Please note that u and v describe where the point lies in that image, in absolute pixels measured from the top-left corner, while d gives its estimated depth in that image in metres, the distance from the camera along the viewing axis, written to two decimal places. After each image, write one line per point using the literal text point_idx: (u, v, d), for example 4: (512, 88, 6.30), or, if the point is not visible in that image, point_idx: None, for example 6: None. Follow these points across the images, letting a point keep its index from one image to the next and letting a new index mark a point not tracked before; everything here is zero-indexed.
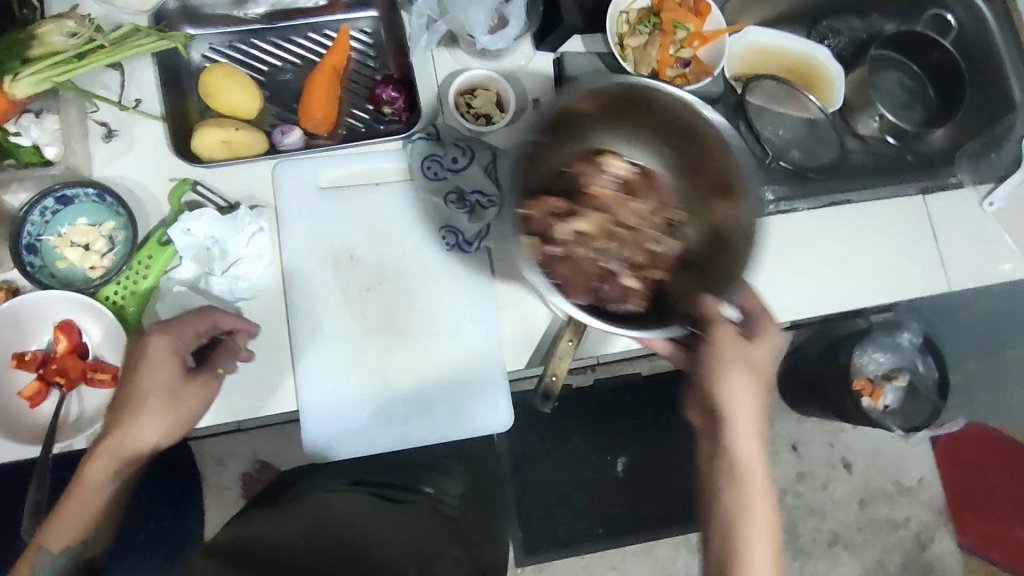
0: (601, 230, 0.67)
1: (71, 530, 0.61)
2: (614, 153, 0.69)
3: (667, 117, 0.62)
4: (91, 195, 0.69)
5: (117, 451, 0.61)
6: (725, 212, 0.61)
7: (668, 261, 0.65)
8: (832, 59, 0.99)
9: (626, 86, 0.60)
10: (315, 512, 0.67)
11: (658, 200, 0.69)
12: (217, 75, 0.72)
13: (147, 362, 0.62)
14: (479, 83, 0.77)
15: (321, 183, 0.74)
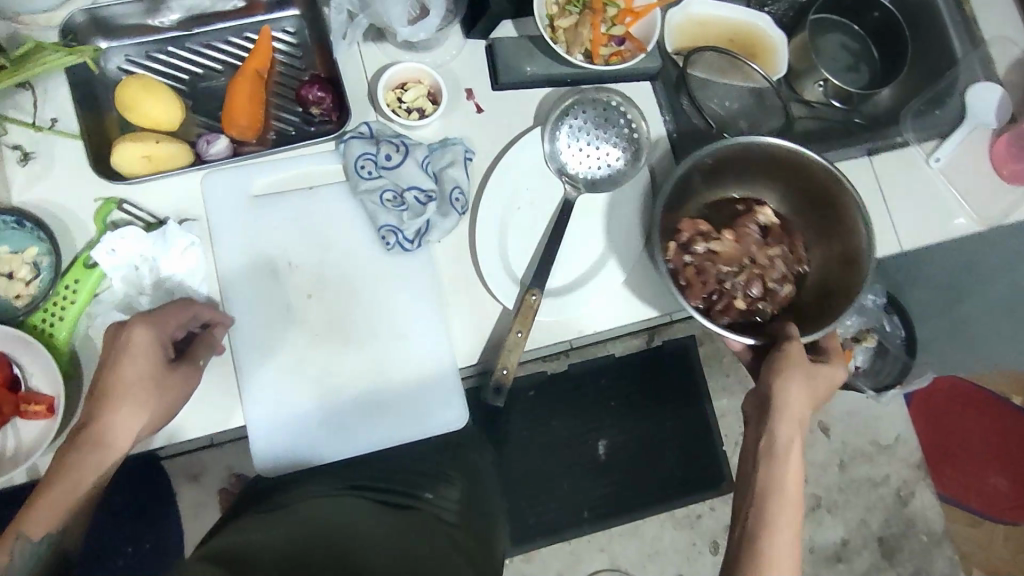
0: (733, 256, 0.79)
1: (47, 520, 0.58)
2: (762, 203, 0.83)
3: (821, 188, 0.77)
4: (9, 222, 0.66)
5: (99, 440, 0.59)
6: (847, 275, 0.76)
7: (778, 299, 0.79)
8: (774, 28, 0.97)
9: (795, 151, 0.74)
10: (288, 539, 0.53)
11: (792, 246, 0.81)
12: (133, 87, 0.68)
13: (127, 351, 0.61)
14: (410, 77, 0.76)
15: (253, 192, 0.72)
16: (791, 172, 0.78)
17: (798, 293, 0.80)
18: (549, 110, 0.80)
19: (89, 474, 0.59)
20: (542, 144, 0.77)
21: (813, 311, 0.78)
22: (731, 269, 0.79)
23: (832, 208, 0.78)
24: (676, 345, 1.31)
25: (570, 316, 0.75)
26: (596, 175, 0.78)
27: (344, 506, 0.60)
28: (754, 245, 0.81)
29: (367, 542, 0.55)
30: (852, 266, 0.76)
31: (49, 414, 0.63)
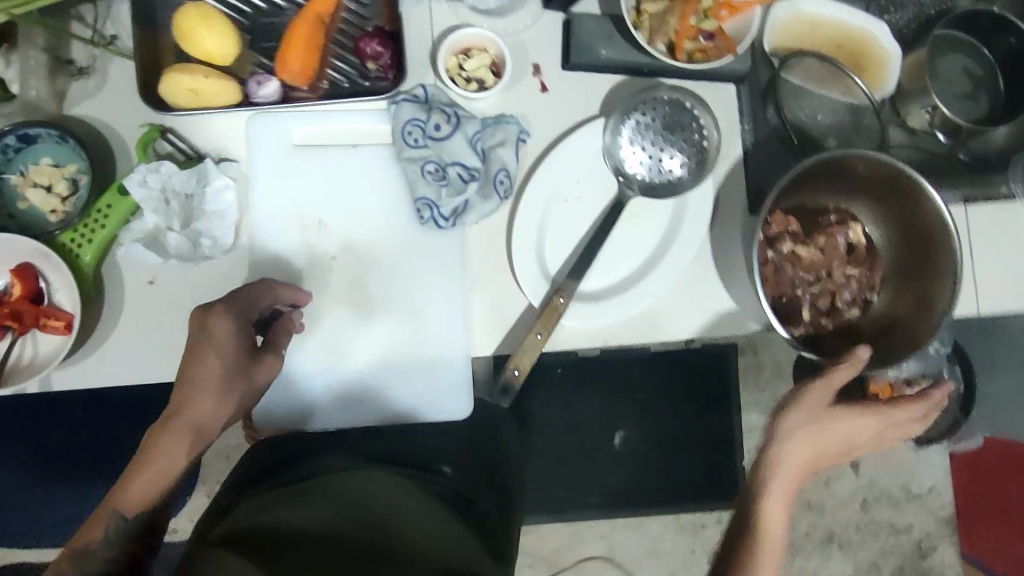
0: (813, 265, 0.74)
1: (139, 500, 0.58)
2: (858, 218, 0.76)
3: (927, 228, 0.69)
4: (54, 136, 0.65)
5: (191, 423, 0.60)
6: (917, 323, 0.70)
7: (839, 323, 0.74)
8: (891, 38, 0.87)
9: (913, 179, 0.67)
10: (319, 522, 0.54)
11: (872, 274, 0.75)
12: (191, 18, 0.66)
13: (213, 343, 0.61)
14: (476, 43, 0.71)
15: (295, 140, 0.70)
16: (896, 197, 0.71)
17: (860, 320, 0.75)
18: (617, 101, 0.74)
19: (182, 454, 0.60)
20: (602, 136, 0.72)
21: (873, 346, 0.72)
22: (806, 277, 0.74)
23: (927, 250, 0.71)
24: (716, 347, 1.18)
25: (598, 323, 0.71)
26: (655, 180, 0.73)
27: (367, 483, 0.62)
28: (836, 259, 0.75)
29: (396, 522, 0.57)
30: (923, 317, 0.70)
31: (66, 331, 0.65)
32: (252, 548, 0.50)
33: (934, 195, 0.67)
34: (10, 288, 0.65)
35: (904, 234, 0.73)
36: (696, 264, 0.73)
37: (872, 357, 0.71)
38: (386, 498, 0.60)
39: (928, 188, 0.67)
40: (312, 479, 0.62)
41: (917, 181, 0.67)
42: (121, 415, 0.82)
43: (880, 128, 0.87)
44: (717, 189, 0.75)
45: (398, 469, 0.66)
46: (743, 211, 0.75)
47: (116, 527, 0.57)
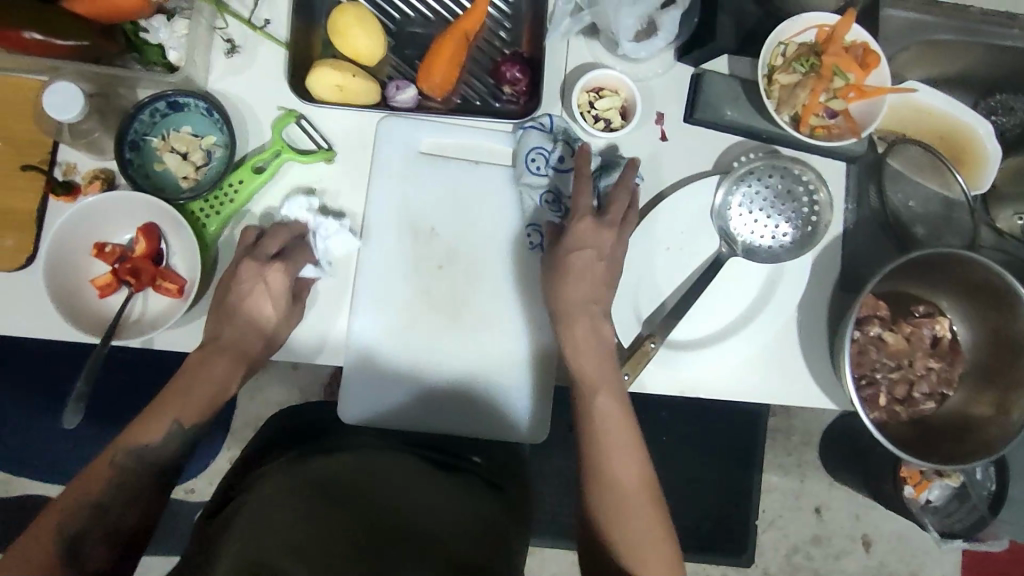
0: (896, 351, 0.76)
1: (197, 406, 0.62)
2: (945, 313, 0.77)
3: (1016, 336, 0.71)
4: (200, 107, 0.68)
5: (243, 348, 0.65)
6: (993, 425, 0.71)
7: (914, 413, 0.76)
8: (993, 138, 0.85)
9: (1010, 287, 0.68)
10: (336, 476, 0.62)
11: (951, 370, 0.76)
12: (348, 17, 0.69)
13: (264, 284, 0.65)
14: (609, 84, 0.73)
15: (421, 149, 0.72)
16: (987, 302, 0.72)
17: (934, 414, 0.76)
18: (732, 160, 0.76)
19: (232, 375, 0.64)
20: (714, 193, 0.73)
21: (944, 441, 0.73)
22: (887, 362, 0.76)
23: (1012, 360, 0.71)
24: (749, 407, 1.15)
25: (680, 372, 0.73)
26: (756, 243, 0.74)
27: (389, 456, 0.68)
28: (919, 350, 0.77)
29: (410, 490, 0.63)
30: (1000, 421, 0.70)
31: (178, 294, 0.67)
32: (285, 494, 0.58)
33: None
34: (132, 244, 0.68)
35: (990, 337, 0.74)
36: (785, 332, 0.75)
37: (941, 451, 0.72)
38: (406, 472, 0.66)
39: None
40: (338, 446, 0.68)
41: (1013, 289, 0.68)
42: None
43: (972, 226, 0.84)
44: (814, 262, 0.75)
45: (424, 453, 0.72)
46: (835, 287, 0.75)
47: (173, 427, 0.61)
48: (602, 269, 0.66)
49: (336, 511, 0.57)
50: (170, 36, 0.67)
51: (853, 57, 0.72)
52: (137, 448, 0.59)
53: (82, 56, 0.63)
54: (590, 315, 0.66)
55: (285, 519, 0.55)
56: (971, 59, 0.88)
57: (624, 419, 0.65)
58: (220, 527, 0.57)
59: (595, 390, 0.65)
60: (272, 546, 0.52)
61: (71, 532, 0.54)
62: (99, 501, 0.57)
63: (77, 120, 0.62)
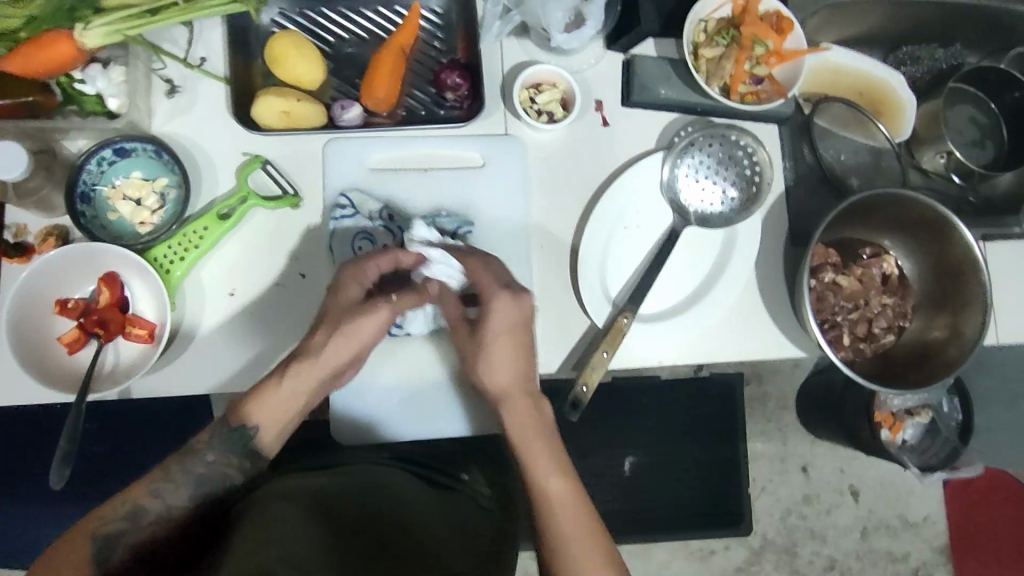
0: (852, 293, 0.80)
1: (266, 416, 0.61)
2: (889, 253, 0.82)
3: (957, 262, 0.75)
4: (149, 151, 0.69)
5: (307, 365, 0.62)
6: (949, 348, 0.75)
7: (877, 347, 0.80)
8: (906, 86, 0.91)
9: (944, 217, 0.73)
10: (329, 490, 0.62)
11: (904, 303, 0.80)
12: (285, 43, 0.70)
13: (339, 286, 0.65)
14: (546, 78, 0.76)
15: (371, 164, 0.73)
16: (926, 235, 0.77)
17: (895, 346, 0.80)
18: (673, 136, 0.79)
19: (296, 395, 0.62)
20: (660, 169, 0.77)
21: (908, 368, 0.77)
22: (845, 305, 0.80)
23: (957, 283, 0.76)
24: (722, 379, 1.19)
25: (654, 343, 0.75)
26: (708, 210, 0.77)
27: (382, 473, 0.68)
28: (873, 288, 0.81)
29: (409, 507, 0.64)
30: (955, 343, 0.75)
31: (150, 339, 0.67)
32: (292, 504, 0.57)
33: (963, 233, 0.73)
34: (96, 296, 0.67)
35: (933, 267, 0.79)
36: (744, 294, 0.78)
37: (905, 380, 0.76)
38: (404, 489, 0.67)
39: (956, 224, 0.73)
40: (341, 464, 0.68)
41: (947, 218, 0.73)
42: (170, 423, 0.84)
43: (900, 170, 0.90)
44: (763, 219, 0.79)
45: (417, 471, 0.73)
46: (787, 242, 0.79)
47: (221, 436, 0.60)
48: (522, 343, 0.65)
49: (342, 524, 0.57)
50: (108, 84, 0.66)
51: (769, 25, 0.76)
52: (189, 460, 0.58)
53: (21, 112, 0.64)
54: (529, 396, 0.65)
55: (298, 529, 0.54)
56: (874, 18, 0.94)
57: (579, 504, 0.60)
58: (221, 533, 0.55)
59: (546, 478, 0.61)
60: (284, 545, 0.51)
61: (110, 528, 0.53)
62: (139, 503, 0.55)
63: (26, 176, 0.62)
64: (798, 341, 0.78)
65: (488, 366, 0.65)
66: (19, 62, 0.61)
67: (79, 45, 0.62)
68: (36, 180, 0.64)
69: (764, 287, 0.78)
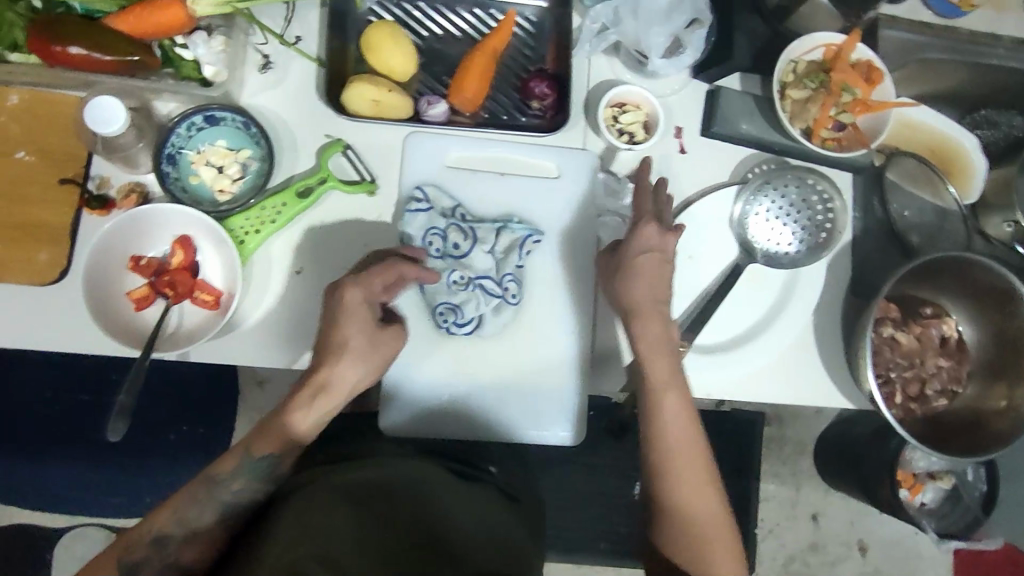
0: (909, 351, 0.80)
1: (271, 441, 0.60)
2: (951, 315, 0.81)
3: (1020, 335, 0.75)
4: (238, 122, 0.69)
5: (321, 385, 0.61)
6: (1003, 420, 0.74)
7: (928, 410, 0.79)
8: (979, 152, 0.90)
9: (1013, 288, 0.73)
10: (366, 482, 0.61)
11: (960, 367, 0.80)
12: (381, 33, 0.71)
13: (344, 310, 0.61)
14: (629, 99, 0.76)
15: (449, 161, 0.74)
16: (992, 303, 0.76)
17: (946, 411, 0.80)
18: (748, 171, 0.79)
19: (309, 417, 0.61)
20: (732, 205, 0.77)
21: (958, 436, 0.77)
22: (901, 362, 0.80)
23: (1018, 356, 0.75)
24: (744, 415, 1.15)
25: (706, 376, 0.75)
26: (775, 250, 0.77)
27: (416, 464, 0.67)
28: (930, 349, 0.80)
29: (444, 494, 0.64)
30: (1008, 415, 0.74)
31: (215, 306, 0.68)
32: (324, 497, 0.57)
33: None
34: (168, 257, 0.69)
35: (995, 335, 0.78)
36: (802, 338, 0.77)
37: (954, 446, 0.76)
38: (438, 476, 0.67)
39: None
40: (363, 454, 0.68)
41: (1017, 290, 0.72)
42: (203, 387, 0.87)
43: (965, 233, 0.87)
44: (828, 266, 0.79)
45: (444, 460, 0.72)
46: (849, 292, 0.79)
47: (244, 462, 0.59)
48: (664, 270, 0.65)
49: (375, 518, 0.57)
50: (207, 52, 0.67)
51: (859, 73, 0.76)
52: (210, 487, 0.58)
53: (126, 68, 0.65)
54: (664, 315, 0.64)
55: (339, 531, 0.54)
56: (957, 77, 0.93)
57: (689, 419, 0.63)
58: (253, 532, 0.56)
59: (663, 393, 0.63)
60: (320, 548, 0.52)
61: (135, 556, 0.56)
62: (161, 530, 0.57)
63: (123, 133, 0.63)
64: (847, 395, 0.78)
65: (624, 284, 0.65)
66: (133, 23, 0.64)
67: (190, 12, 0.64)
68: (129, 137, 0.65)
69: (821, 336, 0.78)
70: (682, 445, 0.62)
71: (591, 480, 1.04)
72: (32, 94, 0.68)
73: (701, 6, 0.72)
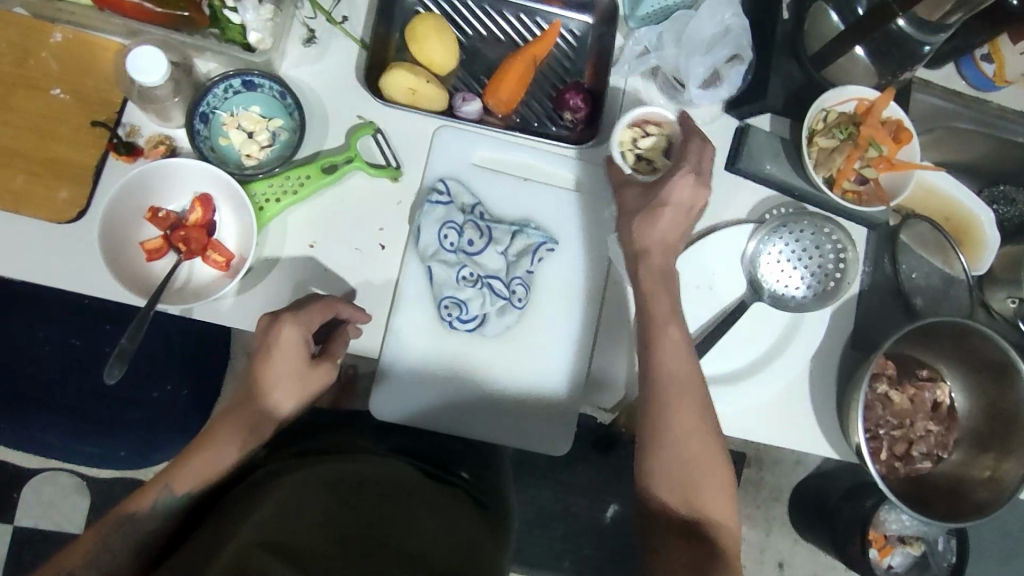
0: (901, 410, 0.81)
1: (190, 479, 0.58)
2: (946, 381, 0.82)
3: (1011, 411, 0.75)
4: (274, 90, 0.70)
5: (246, 420, 0.61)
6: (984, 490, 0.75)
7: (913, 471, 0.80)
8: (993, 225, 0.89)
9: (1006, 359, 0.73)
10: (334, 477, 0.60)
11: (948, 433, 0.81)
12: (427, 25, 0.72)
13: (280, 346, 0.61)
14: (653, 122, 0.73)
15: (475, 160, 0.75)
16: (989, 374, 0.77)
17: (930, 473, 0.81)
18: (766, 212, 0.80)
19: (233, 449, 0.60)
20: (746, 242, 0.78)
21: (937, 501, 0.78)
22: (891, 420, 0.81)
23: (1006, 429, 0.76)
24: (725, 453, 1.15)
25: None
26: (782, 292, 0.78)
27: (389, 466, 0.66)
28: (921, 412, 0.81)
29: (410, 495, 0.62)
30: (991, 486, 0.75)
31: (224, 268, 0.68)
32: (301, 487, 0.57)
33: None
34: (186, 213, 0.69)
35: (986, 405, 0.79)
36: (797, 383, 0.78)
37: (935, 509, 0.77)
38: (407, 478, 0.65)
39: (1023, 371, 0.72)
40: (339, 449, 0.67)
41: (1011, 362, 0.73)
42: (197, 346, 0.86)
43: (968, 301, 0.87)
44: (832, 315, 0.79)
45: (417, 463, 0.70)
46: (848, 344, 0.79)
47: (163, 498, 0.57)
48: (678, 222, 0.66)
49: (346, 509, 0.56)
50: (255, 18, 0.67)
51: (888, 131, 0.76)
52: (128, 525, 0.55)
53: (175, 23, 0.66)
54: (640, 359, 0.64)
55: (306, 520, 0.53)
56: (981, 149, 0.94)
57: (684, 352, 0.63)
58: (217, 517, 0.55)
59: (665, 324, 0.64)
60: (282, 537, 0.51)
61: None
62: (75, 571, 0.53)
63: (161, 85, 0.64)
64: (834, 446, 0.78)
65: (644, 224, 0.66)
66: None
67: None
68: (166, 90, 0.65)
69: (816, 386, 0.78)
70: (685, 370, 0.62)
71: (563, 495, 1.04)
72: (76, 34, 0.69)
73: (743, 42, 0.72)
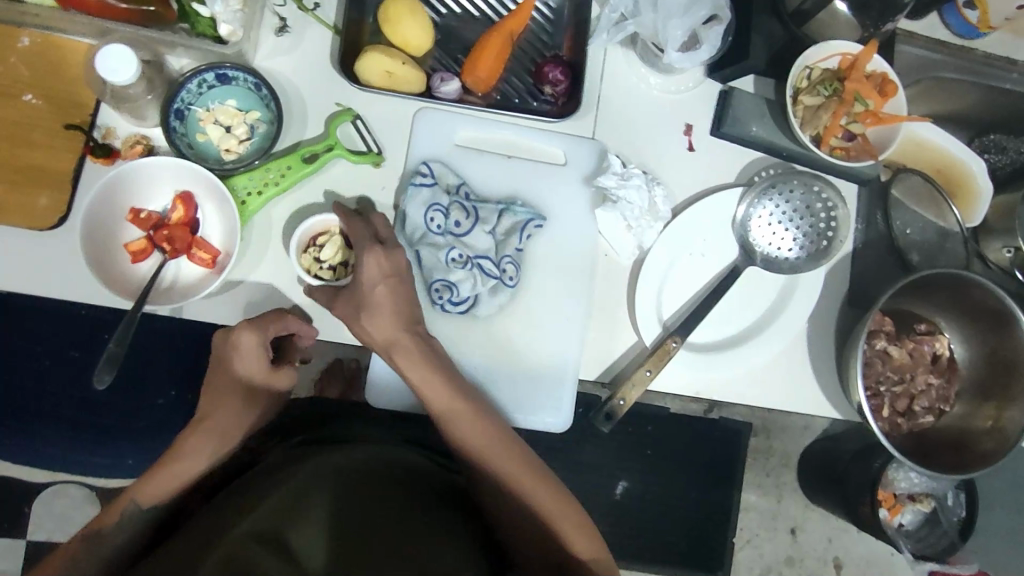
0: (901, 366, 0.81)
1: (158, 488, 0.59)
2: (944, 333, 0.81)
3: (1012, 359, 0.75)
4: (249, 82, 0.69)
5: (208, 434, 0.62)
6: (988, 441, 0.75)
7: (917, 425, 0.80)
8: (986, 175, 0.88)
9: (1003, 306, 0.73)
10: (341, 465, 0.60)
11: (949, 385, 0.81)
12: (400, 5, 0.71)
13: (239, 353, 0.62)
14: (319, 231, 0.69)
15: (458, 140, 0.74)
16: (986, 324, 0.77)
17: (933, 427, 0.80)
18: (754, 174, 0.79)
19: (200, 457, 0.61)
20: (736, 206, 0.77)
21: (942, 455, 0.78)
22: (891, 376, 0.80)
23: (1007, 377, 0.76)
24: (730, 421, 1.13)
25: (695, 374, 0.75)
26: (774, 254, 0.77)
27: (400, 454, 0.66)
28: (921, 366, 0.81)
29: (417, 488, 0.62)
30: (995, 437, 0.74)
31: (211, 265, 0.68)
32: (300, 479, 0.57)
33: None
34: (168, 212, 0.68)
35: (987, 355, 0.78)
36: (795, 343, 0.77)
37: (939, 462, 0.77)
38: (417, 467, 0.65)
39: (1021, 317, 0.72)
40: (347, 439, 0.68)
41: (1008, 309, 0.73)
42: None
43: (964, 254, 0.86)
44: (827, 274, 0.79)
45: (423, 452, 0.70)
46: (844, 303, 0.79)
47: (132, 512, 0.58)
48: (398, 289, 0.64)
49: (343, 504, 0.56)
50: (224, 8, 0.66)
51: (873, 85, 0.75)
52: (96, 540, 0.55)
53: (142, 19, 0.65)
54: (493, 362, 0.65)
55: (297, 513, 0.53)
56: (970, 98, 0.92)
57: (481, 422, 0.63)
58: (209, 509, 0.56)
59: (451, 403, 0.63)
60: (268, 528, 0.51)
61: None
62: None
63: (131, 83, 0.63)
64: (835, 405, 0.78)
65: (369, 320, 0.63)
66: None
67: None
68: (138, 89, 0.65)
69: (814, 347, 0.78)
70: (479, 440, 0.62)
71: None
72: (44, 37, 0.68)
73: (720, 3, 0.72)
